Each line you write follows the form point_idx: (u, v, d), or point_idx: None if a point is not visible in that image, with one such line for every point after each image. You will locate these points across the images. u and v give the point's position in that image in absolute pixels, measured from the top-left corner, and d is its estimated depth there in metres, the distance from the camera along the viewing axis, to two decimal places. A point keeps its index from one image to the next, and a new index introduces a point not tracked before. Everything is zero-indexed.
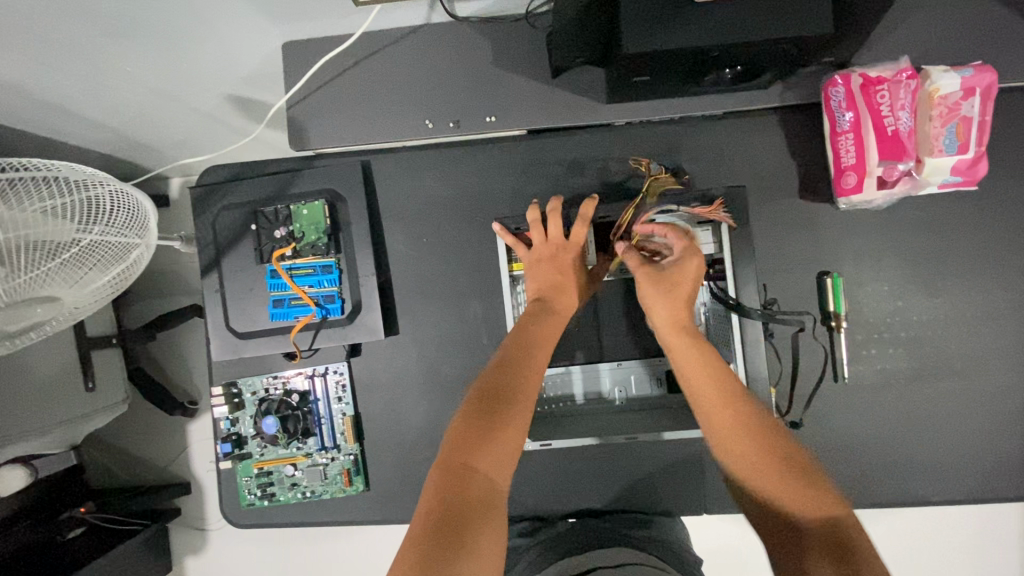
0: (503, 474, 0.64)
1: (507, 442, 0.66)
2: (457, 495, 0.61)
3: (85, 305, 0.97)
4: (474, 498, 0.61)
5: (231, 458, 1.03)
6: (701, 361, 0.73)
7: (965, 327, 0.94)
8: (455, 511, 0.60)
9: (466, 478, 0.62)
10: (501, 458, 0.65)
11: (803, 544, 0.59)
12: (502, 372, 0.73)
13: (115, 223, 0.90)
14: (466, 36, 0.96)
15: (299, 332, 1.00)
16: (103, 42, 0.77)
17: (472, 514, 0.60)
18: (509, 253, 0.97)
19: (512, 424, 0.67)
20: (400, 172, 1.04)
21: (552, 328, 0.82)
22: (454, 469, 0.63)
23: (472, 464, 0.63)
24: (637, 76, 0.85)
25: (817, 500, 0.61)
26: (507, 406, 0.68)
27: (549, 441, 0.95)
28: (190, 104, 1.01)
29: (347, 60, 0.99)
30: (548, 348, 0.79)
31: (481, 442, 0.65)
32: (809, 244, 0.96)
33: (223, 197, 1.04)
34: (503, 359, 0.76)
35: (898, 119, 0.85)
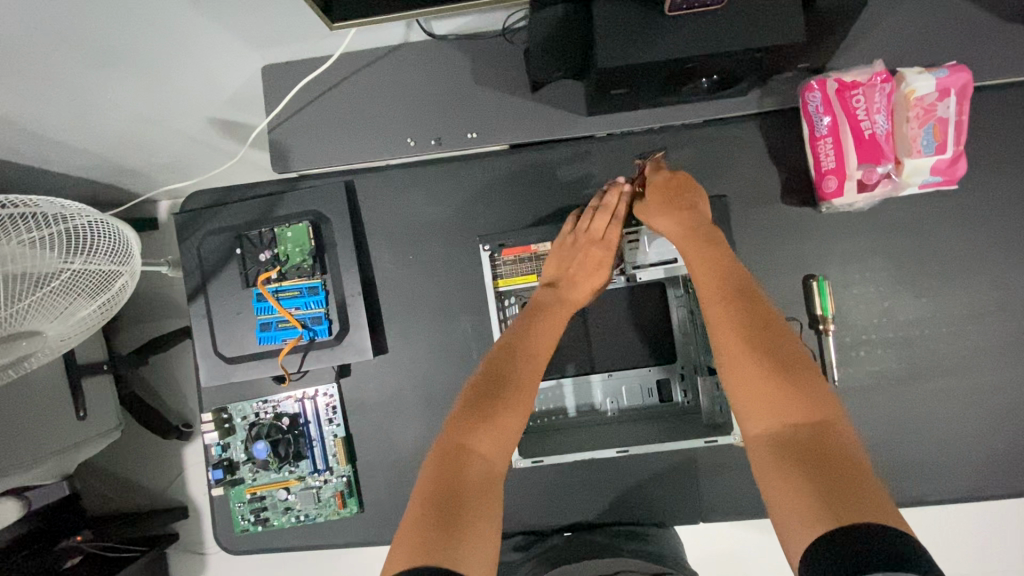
0: (501, 460, 0.70)
1: (504, 431, 0.72)
2: (454, 478, 0.66)
3: (73, 335, 0.96)
4: (471, 480, 0.66)
5: (223, 484, 1.02)
6: (710, 263, 0.77)
7: (952, 326, 0.94)
8: (452, 492, 0.65)
9: (464, 462, 0.68)
10: (498, 441, 0.71)
11: (788, 446, 0.59)
12: (504, 359, 0.79)
13: (100, 252, 0.90)
14: (445, 53, 0.97)
15: (287, 355, 1.00)
16: (86, 73, 0.78)
17: (470, 497, 0.65)
18: (496, 265, 0.98)
19: (506, 413, 0.73)
20: (384, 191, 1.04)
21: (562, 320, 0.87)
22: (450, 452, 0.68)
23: (467, 446, 0.69)
24: (616, 88, 0.86)
25: (809, 407, 0.61)
26: (505, 394, 0.74)
27: (541, 458, 0.93)
28: (174, 128, 1.01)
29: (327, 81, 1.00)
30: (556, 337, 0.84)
31: (483, 422, 0.71)
32: (794, 248, 0.97)
33: (207, 221, 1.04)
34: (500, 355, 0.79)
35: (874, 122, 0.86)
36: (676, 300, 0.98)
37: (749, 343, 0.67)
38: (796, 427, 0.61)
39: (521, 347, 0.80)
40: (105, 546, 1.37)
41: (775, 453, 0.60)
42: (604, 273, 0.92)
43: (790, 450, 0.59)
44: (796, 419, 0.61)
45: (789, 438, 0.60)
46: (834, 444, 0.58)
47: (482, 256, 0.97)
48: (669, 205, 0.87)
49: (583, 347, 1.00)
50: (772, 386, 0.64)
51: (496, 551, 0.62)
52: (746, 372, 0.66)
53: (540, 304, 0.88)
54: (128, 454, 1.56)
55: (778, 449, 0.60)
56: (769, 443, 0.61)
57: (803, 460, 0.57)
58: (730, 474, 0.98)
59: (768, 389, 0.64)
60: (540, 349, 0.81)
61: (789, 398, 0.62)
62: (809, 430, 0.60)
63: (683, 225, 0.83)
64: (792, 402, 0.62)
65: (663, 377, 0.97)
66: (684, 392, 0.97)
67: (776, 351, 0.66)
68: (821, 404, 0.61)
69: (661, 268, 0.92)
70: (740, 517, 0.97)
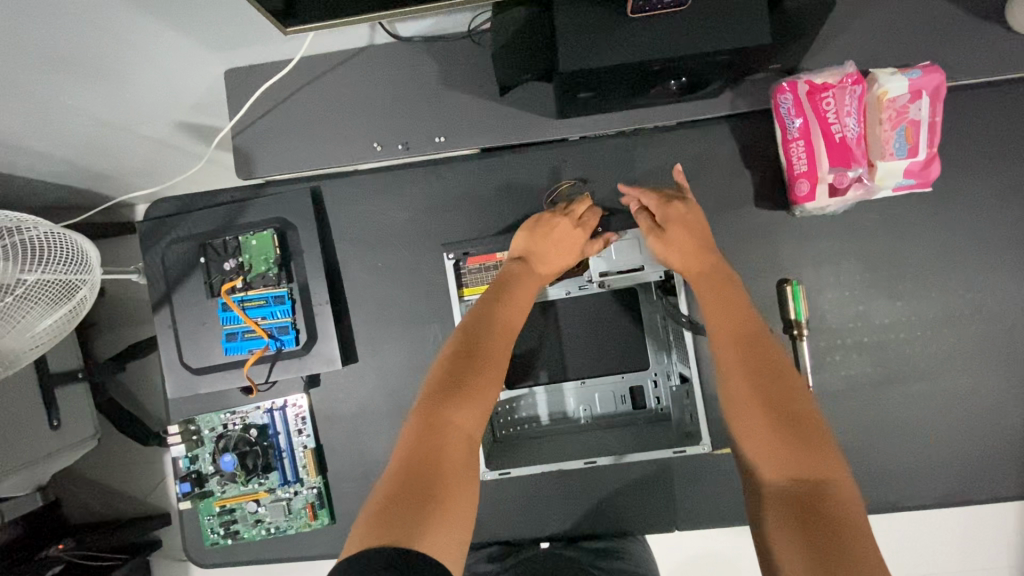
0: (478, 431, 0.68)
1: (479, 403, 0.69)
2: (429, 454, 0.64)
3: (29, 353, 0.91)
4: (446, 456, 0.64)
5: (191, 498, 0.99)
6: (725, 301, 0.77)
7: (927, 330, 0.93)
8: (428, 473, 0.62)
9: (440, 436, 0.65)
10: (474, 413, 0.68)
11: (793, 497, 0.58)
12: (488, 334, 0.76)
13: (56, 263, 0.88)
14: (411, 56, 0.95)
15: (253, 365, 0.98)
16: (41, 82, 0.76)
17: (445, 474, 0.62)
18: (459, 273, 0.95)
19: (483, 386, 0.71)
20: (352, 196, 1.01)
21: (530, 291, 0.83)
22: (426, 428, 0.66)
23: (448, 419, 0.67)
24: (583, 92, 0.84)
25: (815, 460, 0.60)
26: (484, 366, 0.72)
27: (508, 470, 0.91)
28: (137, 133, 0.99)
29: (291, 84, 0.97)
30: (524, 308, 0.81)
31: (458, 397, 0.69)
32: (767, 253, 0.95)
33: (171, 229, 1.01)
34: (482, 335, 0.76)
35: (845, 125, 0.84)
36: (649, 307, 0.95)
37: (759, 387, 0.67)
38: (801, 480, 0.59)
39: (504, 327, 0.78)
40: (82, 554, 1.33)
41: (781, 505, 0.58)
42: (572, 258, 0.88)
43: (793, 504, 0.57)
44: (802, 472, 0.59)
45: (794, 492, 0.58)
46: (837, 503, 0.56)
47: (446, 264, 0.95)
48: (680, 238, 0.84)
49: (555, 354, 0.98)
50: (780, 434, 0.62)
51: (469, 529, 0.61)
52: (753, 418, 0.65)
53: (508, 277, 0.84)
54: (106, 463, 1.54)
55: (783, 502, 0.58)
56: (777, 496, 0.59)
57: (804, 517, 0.55)
58: (706, 482, 0.97)
59: (775, 437, 0.62)
60: (514, 321, 0.79)
61: (798, 449, 0.61)
62: (813, 483, 0.58)
63: (694, 261, 0.82)
64: (800, 453, 0.60)
65: (636, 385, 0.95)
66: (658, 399, 0.96)
67: (786, 400, 0.65)
68: (829, 458, 0.60)
69: (629, 276, 0.90)
70: (717, 524, 0.97)
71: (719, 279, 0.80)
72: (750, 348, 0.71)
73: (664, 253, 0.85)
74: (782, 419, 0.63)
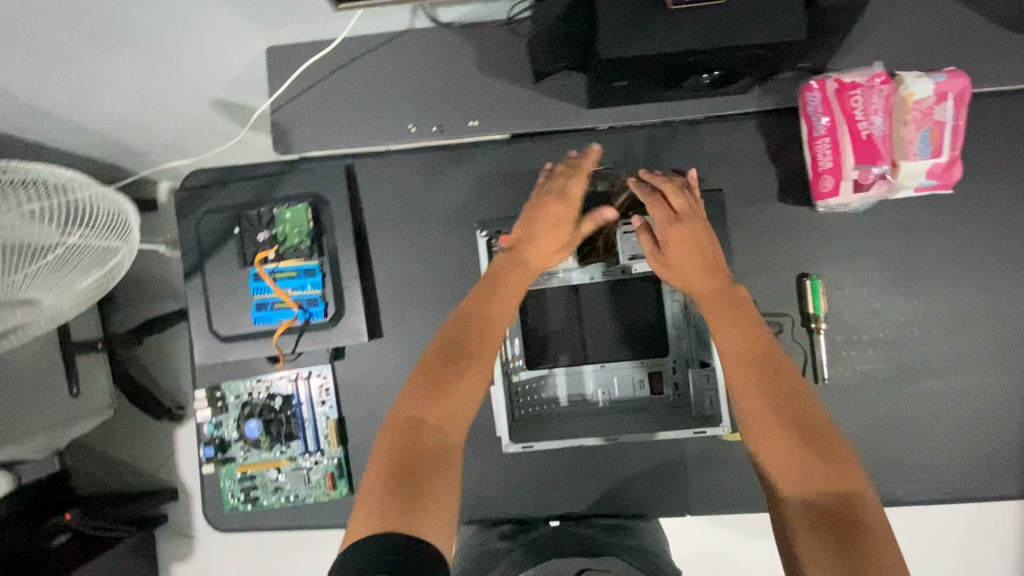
0: (458, 424, 0.66)
1: (460, 398, 0.66)
2: (413, 453, 0.62)
3: (69, 308, 0.96)
4: (430, 450, 0.63)
5: (214, 461, 1.02)
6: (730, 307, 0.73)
7: (943, 328, 0.95)
8: (413, 468, 0.61)
9: (419, 439, 0.63)
10: (455, 412, 0.66)
11: (820, 516, 0.57)
12: (468, 325, 0.72)
13: (96, 224, 0.91)
14: (448, 41, 0.98)
15: (281, 335, 1.00)
16: (92, 51, 0.78)
17: (428, 467, 0.61)
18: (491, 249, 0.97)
19: (461, 384, 0.67)
20: (384, 176, 1.04)
21: (527, 272, 0.81)
22: (406, 430, 0.63)
23: (426, 415, 0.65)
24: (616, 81, 0.87)
25: (836, 475, 0.59)
26: (467, 363, 0.69)
27: (531, 443, 0.95)
28: (177, 108, 1.01)
29: (330, 64, 1.00)
30: (516, 295, 0.78)
31: (438, 397, 0.66)
32: (787, 247, 0.97)
33: (207, 200, 1.04)
34: (462, 329, 0.71)
35: (872, 123, 0.87)
36: (671, 296, 0.97)
37: (771, 398, 0.64)
38: (825, 495, 0.58)
39: (491, 317, 0.73)
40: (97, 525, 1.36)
41: (807, 522, 0.57)
42: (563, 234, 0.85)
43: (819, 521, 0.57)
44: (825, 487, 0.59)
45: (817, 508, 0.58)
46: (864, 518, 0.56)
47: (479, 241, 0.97)
48: (682, 246, 0.81)
49: (575, 338, 1.00)
50: (798, 450, 0.61)
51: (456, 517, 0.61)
52: (768, 430, 0.63)
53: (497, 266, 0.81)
54: (120, 435, 1.56)
55: (809, 520, 0.57)
56: (800, 512, 0.58)
57: (834, 535, 0.55)
58: (718, 468, 0.99)
59: (793, 452, 0.61)
60: (506, 308, 0.75)
61: (818, 464, 0.60)
62: (838, 499, 0.58)
63: (702, 262, 0.79)
64: (820, 467, 0.59)
65: (655, 369, 0.98)
66: (676, 385, 0.98)
67: (801, 413, 0.63)
68: (848, 471, 0.59)
69: None
70: (727, 510, 0.99)
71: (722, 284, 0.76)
72: (757, 353, 0.68)
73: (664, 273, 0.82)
74: (799, 433, 0.62)
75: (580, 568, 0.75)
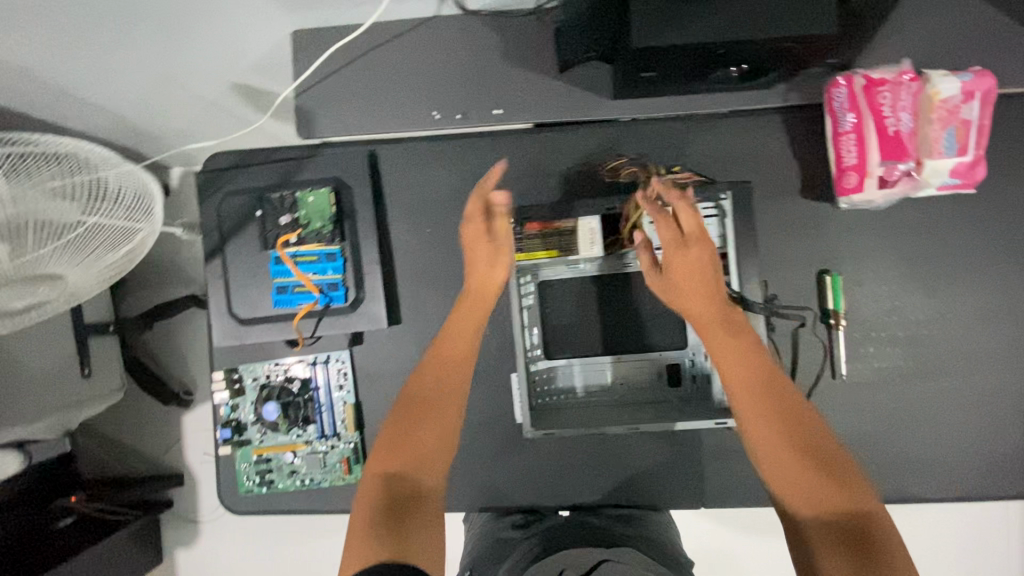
0: (435, 459, 0.71)
1: (429, 437, 0.72)
2: (396, 491, 0.67)
3: (84, 290, 0.92)
4: (409, 488, 0.68)
5: (231, 443, 1.03)
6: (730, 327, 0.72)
7: (961, 327, 0.96)
8: (397, 504, 0.66)
9: (394, 484, 0.68)
10: (425, 452, 0.71)
11: (838, 535, 0.59)
12: (427, 373, 0.78)
13: (120, 205, 0.90)
14: (474, 29, 0.97)
15: (302, 319, 1.00)
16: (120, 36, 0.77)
17: (411, 503, 0.66)
18: (516, 238, 0.96)
19: (423, 428, 0.73)
20: (407, 163, 1.04)
21: (482, 300, 0.86)
22: (381, 480, 0.68)
23: (399, 460, 0.70)
24: (645, 72, 0.87)
25: (848, 493, 0.61)
26: (432, 408, 0.74)
27: (555, 431, 0.97)
28: (193, 92, 0.98)
29: (355, 50, 1.00)
30: (472, 328, 0.83)
31: (408, 443, 0.72)
32: (808, 243, 0.97)
33: (229, 182, 1.04)
34: (424, 378, 0.77)
35: (899, 120, 0.87)
36: None
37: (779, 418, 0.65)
38: (840, 514, 0.60)
39: (451, 360, 0.79)
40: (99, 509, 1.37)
41: (827, 542, 0.59)
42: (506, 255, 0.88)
43: (839, 540, 0.58)
44: (838, 506, 0.60)
45: (835, 528, 0.59)
46: (880, 534, 0.58)
47: None
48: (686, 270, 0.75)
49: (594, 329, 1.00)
50: (810, 469, 0.62)
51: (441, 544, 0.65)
52: (778, 452, 0.64)
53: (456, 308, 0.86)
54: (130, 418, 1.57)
55: (828, 540, 0.59)
56: (819, 531, 0.60)
57: (855, 553, 0.57)
58: (733, 461, 0.99)
59: (805, 472, 0.62)
60: (464, 341, 0.81)
61: (829, 483, 0.61)
62: (853, 517, 0.59)
63: (702, 281, 0.74)
64: (831, 485, 0.61)
65: (673, 363, 0.98)
66: (694, 377, 0.98)
67: (807, 432, 0.64)
68: (859, 488, 0.61)
69: None
70: (741, 503, 0.99)
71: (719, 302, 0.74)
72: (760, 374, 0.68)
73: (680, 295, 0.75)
74: (809, 453, 0.63)
75: (597, 560, 0.75)
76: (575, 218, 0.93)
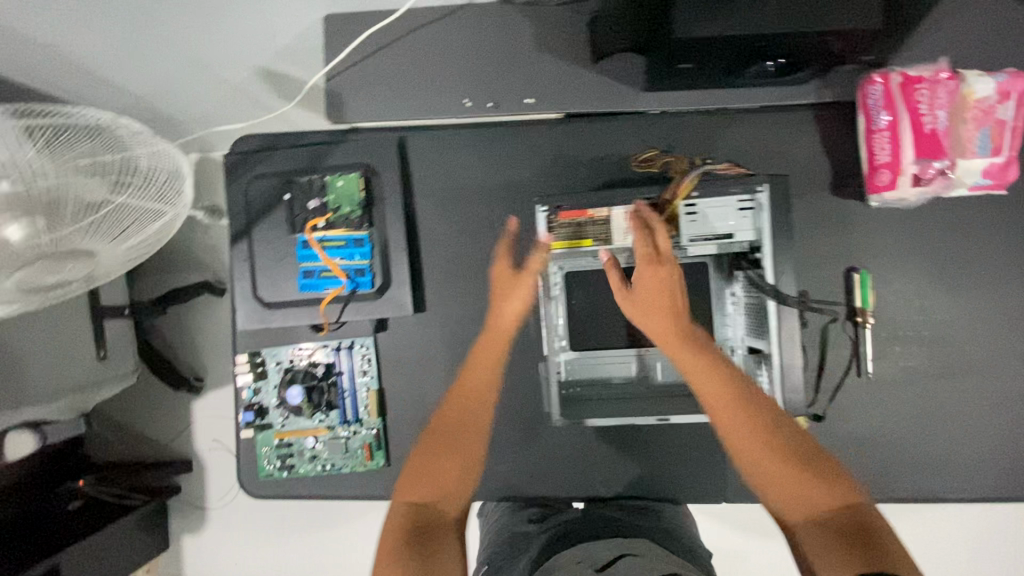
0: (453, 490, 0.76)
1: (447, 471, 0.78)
2: (417, 518, 0.71)
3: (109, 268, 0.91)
4: (431, 516, 0.72)
5: (253, 427, 1.03)
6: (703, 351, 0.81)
7: (988, 328, 0.96)
8: (420, 529, 0.69)
9: (420, 510, 0.72)
10: (446, 485, 0.77)
11: (829, 528, 0.67)
12: (449, 413, 0.87)
13: (152, 185, 0.88)
14: (509, 16, 0.97)
15: (328, 304, 1.00)
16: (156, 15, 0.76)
17: (433, 528, 0.70)
18: (549, 224, 0.94)
19: (445, 459, 0.81)
20: (436, 150, 1.04)
21: (497, 343, 0.95)
22: (407, 506, 0.73)
23: (420, 492, 0.75)
24: (681, 63, 0.87)
25: (829, 491, 0.70)
26: (453, 445, 0.83)
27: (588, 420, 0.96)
28: (218, 75, 0.97)
29: (388, 35, 1.00)
30: (489, 373, 0.92)
31: (425, 476, 0.77)
32: (837, 239, 0.97)
33: (257, 165, 1.04)
34: (446, 416, 0.87)
35: (936, 118, 0.86)
36: None
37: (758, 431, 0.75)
38: (826, 511, 0.69)
39: (471, 401, 0.89)
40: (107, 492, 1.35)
41: (820, 537, 0.67)
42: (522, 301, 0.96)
43: (831, 533, 0.66)
44: (825, 504, 0.69)
45: (825, 522, 0.68)
46: (864, 522, 0.67)
47: (538, 215, 0.94)
48: (654, 292, 0.84)
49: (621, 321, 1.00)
50: (794, 473, 0.72)
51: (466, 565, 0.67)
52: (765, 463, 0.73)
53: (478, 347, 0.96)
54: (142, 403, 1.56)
55: (821, 534, 0.67)
56: (812, 529, 0.68)
57: (846, 539, 0.65)
58: None
59: (790, 476, 0.72)
60: (480, 385, 0.91)
61: (813, 484, 0.71)
62: (841, 511, 0.68)
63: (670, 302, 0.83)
64: (815, 485, 0.71)
65: None
66: None
67: (784, 441, 0.75)
68: (838, 485, 0.71)
69: (714, 243, 0.87)
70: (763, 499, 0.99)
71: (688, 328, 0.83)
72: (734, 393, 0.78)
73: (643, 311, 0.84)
74: (791, 460, 0.73)
75: (621, 555, 0.73)
76: (609, 207, 0.91)
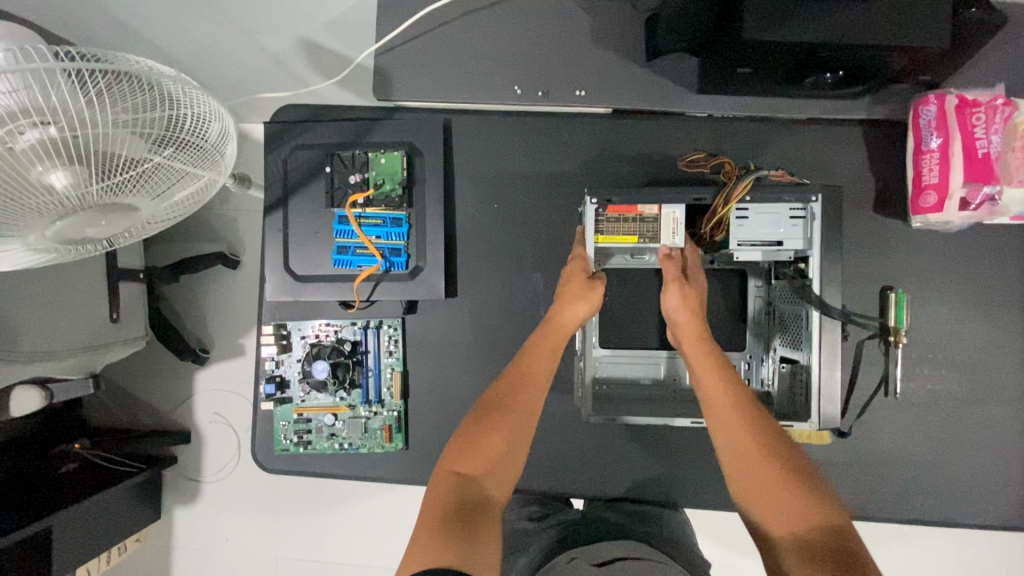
0: (498, 483, 0.75)
1: (492, 454, 0.76)
2: (461, 496, 0.70)
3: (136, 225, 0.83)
4: (473, 500, 0.71)
5: (273, 400, 1.01)
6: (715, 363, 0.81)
7: (1017, 358, 0.96)
8: (469, 512, 0.68)
9: (463, 490, 0.71)
10: (490, 466, 0.75)
11: (808, 544, 0.64)
12: (501, 390, 0.83)
13: (194, 146, 0.75)
14: (567, 7, 0.95)
15: (361, 281, 0.99)
16: None
17: (477, 513, 0.69)
18: (598, 220, 0.88)
19: (494, 435, 0.77)
20: (478, 137, 1.03)
21: (554, 343, 0.87)
22: (450, 481, 0.72)
23: (466, 475, 0.73)
24: (741, 67, 0.85)
25: (815, 511, 0.67)
26: (500, 423, 0.79)
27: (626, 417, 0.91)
28: (260, 41, 0.93)
29: (439, 17, 0.96)
30: (546, 364, 0.86)
31: (474, 449, 0.76)
32: (875, 257, 0.98)
33: (296, 136, 1.03)
34: (496, 396, 0.82)
35: (990, 142, 0.85)
36: (755, 290, 0.96)
37: (754, 444, 0.73)
38: (810, 530, 0.65)
39: (526, 384, 0.84)
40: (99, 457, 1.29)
41: (800, 553, 0.64)
42: (589, 304, 0.88)
43: (810, 549, 0.63)
44: (809, 523, 0.66)
45: (810, 541, 0.64)
46: (848, 543, 0.63)
47: (586, 209, 0.89)
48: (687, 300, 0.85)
49: (654, 320, 0.99)
50: (784, 490, 0.69)
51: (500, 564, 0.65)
52: (755, 478, 0.71)
53: (535, 340, 0.88)
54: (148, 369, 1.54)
55: (801, 551, 0.64)
56: (792, 544, 0.65)
57: (825, 557, 0.61)
58: None
59: (779, 492, 0.69)
60: (537, 370, 0.85)
61: (798, 501, 0.68)
62: (824, 532, 0.65)
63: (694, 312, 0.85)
64: (802, 503, 0.68)
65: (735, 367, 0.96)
66: (762, 380, 0.94)
67: (781, 457, 0.72)
68: (829, 509, 0.67)
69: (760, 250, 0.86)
70: None
71: (706, 339, 0.84)
72: (737, 403, 0.77)
73: (677, 303, 0.85)
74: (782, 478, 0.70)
75: (634, 555, 0.71)
76: (659, 204, 0.87)
